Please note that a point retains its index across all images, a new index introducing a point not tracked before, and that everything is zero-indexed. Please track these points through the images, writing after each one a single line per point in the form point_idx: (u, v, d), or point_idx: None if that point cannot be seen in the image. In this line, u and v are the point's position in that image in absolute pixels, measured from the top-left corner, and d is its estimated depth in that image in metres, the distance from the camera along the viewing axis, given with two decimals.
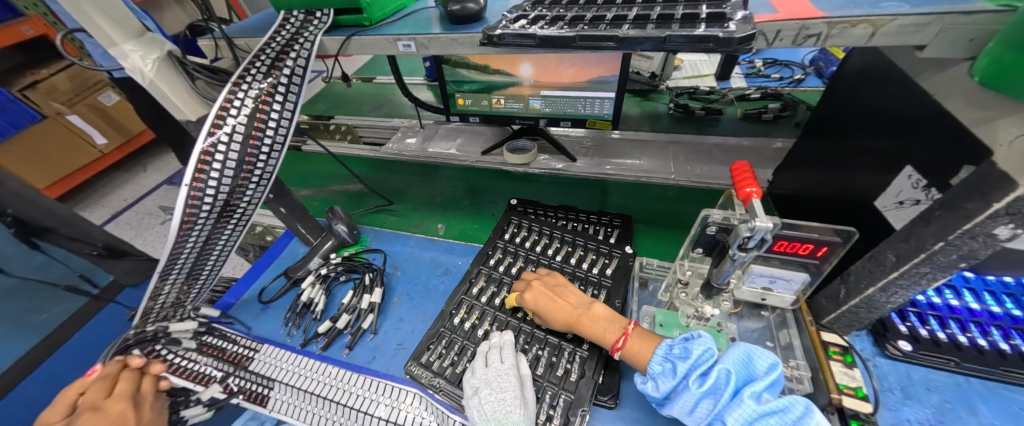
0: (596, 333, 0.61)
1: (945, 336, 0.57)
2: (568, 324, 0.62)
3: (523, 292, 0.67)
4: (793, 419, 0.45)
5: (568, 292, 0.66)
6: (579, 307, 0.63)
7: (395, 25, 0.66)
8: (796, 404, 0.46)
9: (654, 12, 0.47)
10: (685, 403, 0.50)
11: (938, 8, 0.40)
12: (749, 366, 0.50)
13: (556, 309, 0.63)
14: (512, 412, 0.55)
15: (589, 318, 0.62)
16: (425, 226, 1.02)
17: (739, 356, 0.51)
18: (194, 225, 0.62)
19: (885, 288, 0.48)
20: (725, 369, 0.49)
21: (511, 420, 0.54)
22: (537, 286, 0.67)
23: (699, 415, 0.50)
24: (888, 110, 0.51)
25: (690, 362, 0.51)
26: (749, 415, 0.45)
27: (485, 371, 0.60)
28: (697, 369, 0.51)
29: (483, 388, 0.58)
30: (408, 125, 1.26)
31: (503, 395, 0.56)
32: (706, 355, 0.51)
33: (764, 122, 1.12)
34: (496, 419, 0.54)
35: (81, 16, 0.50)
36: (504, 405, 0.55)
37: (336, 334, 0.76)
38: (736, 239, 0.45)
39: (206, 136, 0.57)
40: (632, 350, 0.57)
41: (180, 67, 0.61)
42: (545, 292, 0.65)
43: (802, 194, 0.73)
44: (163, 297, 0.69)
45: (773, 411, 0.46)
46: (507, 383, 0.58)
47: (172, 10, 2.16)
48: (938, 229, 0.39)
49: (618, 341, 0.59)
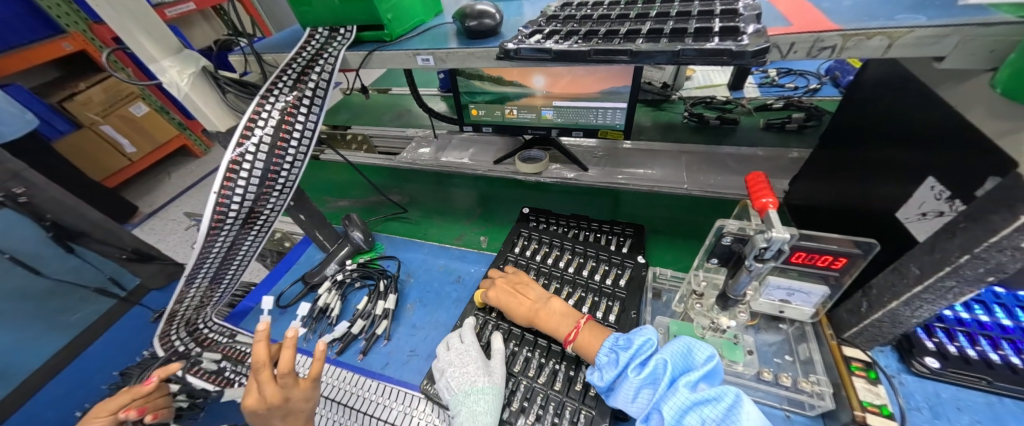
0: (552, 327, 0.65)
1: (975, 353, 0.55)
2: (527, 318, 0.67)
3: (488, 290, 0.74)
4: (724, 409, 0.47)
5: (528, 289, 0.71)
6: (537, 302, 0.68)
7: (414, 40, 0.68)
8: (727, 393, 0.48)
9: (668, 26, 0.48)
10: (628, 392, 0.52)
11: (956, 20, 0.40)
12: (688, 357, 0.52)
13: (517, 305, 0.68)
14: (477, 382, 0.60)
15: (546, 312, 0.67)
16: (467, 238, 1.02)
17: (678, 349, 0.53)
18: (221, 231, 0.64)
19: (910, 302, 0.46)
20: (662, 359, 0.52)
21: (476, 389, 0.59)
22: (501, 285, 0.73)
23: (641, 404, 0.52)
24: (908, 119, 0.51)
25: (630, 352, 0.54)
26: (683, 403, 0.48)
27: (448, 354, 0.67)
28: (637, 359, 0.54)
29: (450, 368, 0.64)
30: (422, 135, 1.29)
31: (468, 369, 0.62)
32: (646, 345, 0.55)
33: (788, 132, 1.11)
34: (463, 391, 0.59)
35: (125, 33, 0.53)
36: (469, 377, 0.60)
37: (351, 338, 0.77)
38: (752, 250, 0.43)
39: (235, 147, 0.60)
40: (582, 342, 0.61)
41: (213, 81, 0.64)
42: (508, 290, 0.71)
43: (821, 206, 0.72)
44: (188, 299, 0.73)
45: (707, 400, 0.48)
46: (470, 359, 0.64)
47: (200, 26, 2.28)
48: (963, 241, 0.38)
49: (570, 334, 0.63)
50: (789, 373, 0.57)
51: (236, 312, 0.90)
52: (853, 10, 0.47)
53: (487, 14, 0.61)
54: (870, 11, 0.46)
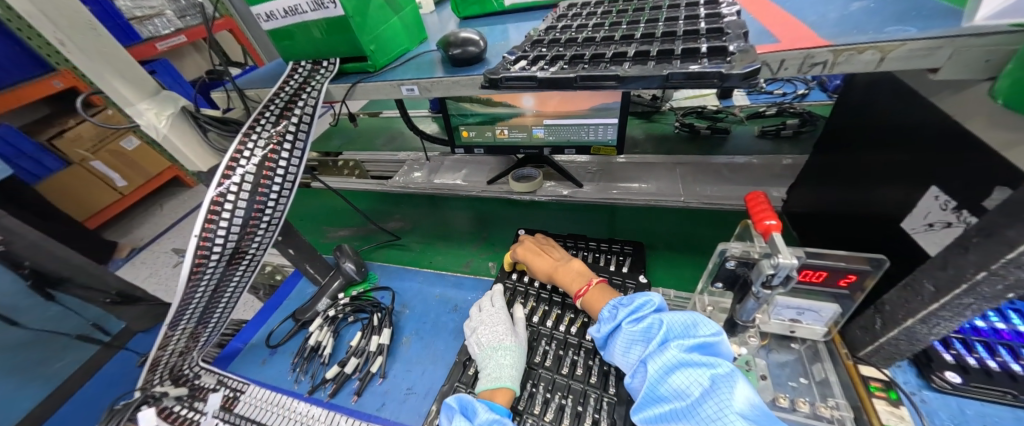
0: (567, 282, 0.74)
1: (997, 365, 0.53)
2: (547, 273, 0.77)
3: (515, 248, 0.85)
4: (713, 376, 0.48)
5: (553, 250, 0.81)
6: (559, 261, 0.78)
7: (398, 70, 0.68)
8: (721, 365, 0.49)
9: (654, 47, 0.47)
10: (621, 344, 0.57)
11: (947, 31, 0.39)
12: (689, 326, 0.54)
13: (540, 261, 0.79)
14: (504, 340, 0.67)
15: (564, 269, 0.76)
16: (476, 265, 0.98)
17: (681, 318, 0.55)
18: (204, 273, 0.61)
19: (926, 320, 0.44)
20: (659, 319, 0.56)
21: (504, 346, 0.66)
22: (529, 243, 0.84)
23: (632, 358, 0.56)
24: (904, 127, 0.50)
25: (629, 309, 0.60)
26: (671, 361, 0.50)
27: (480, 315, 0.74)
28: (633, 316, 0.59)
29: (480, 327, 0.71)
30: (413, 158, 1.28)
31: (497, 328, 0.69)
32: (646, 305, 0.60)
33: (783, 139, 1.10)
34: (491, 347, 0.66)
35: (96, 77, 0.52)
36: (497, 334, 0.67)
37: (345, 379, 0.73)
38: (759, 276, 0.41)
39: (216, 186, 0.58)
40: (590, 298, 0.69)
41: (193, 120, 0.62)
42: (535, 249, 0.82)
43: (821, 215, 0.71)
44: (172, 345, 0.69)
45: (695, 364, 0.49)
46: (500, 320, 0.71)
47: (192, 57, 2.29)
48: (978, 257, 0.36)
49: (581, 290, 0.71)
50: (807, 398, 0.53)
51: (223, 354, 0.86)
52: (841, 23, 0.46)
53: (471, 42, 0.60)
54: (858, 24, 0.45)
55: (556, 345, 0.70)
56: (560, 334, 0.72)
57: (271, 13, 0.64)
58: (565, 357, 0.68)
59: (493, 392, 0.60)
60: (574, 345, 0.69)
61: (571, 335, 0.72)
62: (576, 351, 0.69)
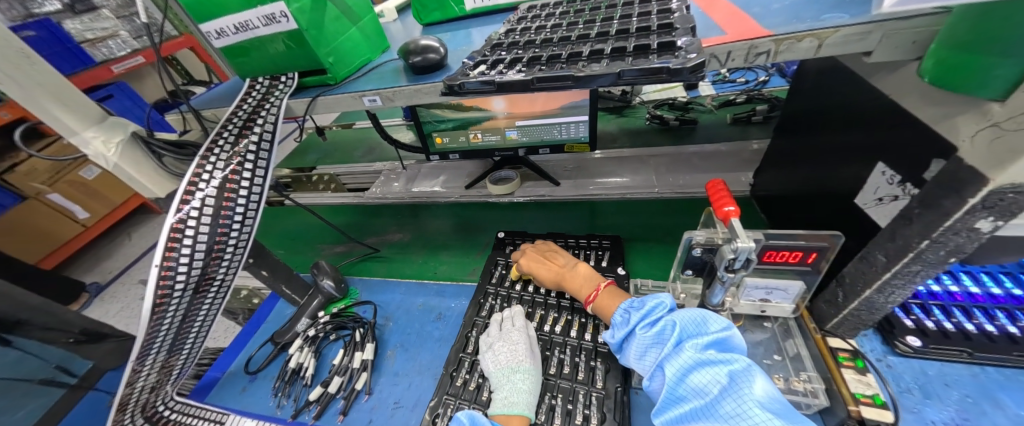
0: (576, 288, 0.74)
1: (952, 325, 0.56)
2: (556, 280, 0.76)
3: (520, 259, 0.83)
4: (732, 373, 0.47)
5: (558, 256, 0.80)
6: (565, 267, 0.77)
7: (361, 80, 0.67)
8: (738, 361, 0.48)
9: (609, 45, 0.48)
10: (636, 348, 0.57)
11: (876, 17, 0.41)
12: (702, 324, 0.53)
13: (546, 269, 0.78)
14: (523, 362, 0.63)
15: (571, 275, 0.76)
16: None
17: (693, 316, 0.54)
18: (169, 305, 0.59)
19: (882, 289, 0.46)
20: (672, 321, 0.55)
21: (523, 369, 0.62)
22: (532, 253, 0.83)
23: (649, 362, 0.55)
24: (849, 106, 0.53)
25: (641, 313, 0.59)
26: (688, 362, 0.50)
27: (499, 333, 0.70)
28: (647, 319, 0.58)
29: (497, 343, 0.68)
30: (389, 168, 1.27)
31: (518, 348, 0.65)
32: (658, 307, 0.59)
33: (753, 124, 1.14)
34: (509, 368, 0.63)
35: (39, 111, 0.50)
36: (517, 356, 0.64)
37: (328, 399, 0.72)
38: (722, 261, 0.43)
39: (175, 212, 0.55)
40: (601, 303, 0.68)
41: (146, 146, 0.60)
42: (540, 257, 0.81)
43: (785, 195, 0.74)
44: (141, 382, 0.66)
45: (712, 362, 0.49)
46: (519, 339, 0.67)
47: (151, 78, 2.21)
48: (921, 227, 0.38)
49: (591, 295, 0.70)
50: (781, 374, 0.55)
51: (200, 386, 0.83)
52: (782, 14, 0.49)
53: (431, 49, 0.60)
54: (797, 13, 0.48)
55: (543, 346, 0.71)
56: (546, 334, 0.72)
57: (221, 30, 0.62)
58: (551, 357, 0.69)
59: (508, 417, 0.57)
60: (559, 344, 0.70)
61: (556, 334, 0.72)
62: (562, 350, 0.69)
